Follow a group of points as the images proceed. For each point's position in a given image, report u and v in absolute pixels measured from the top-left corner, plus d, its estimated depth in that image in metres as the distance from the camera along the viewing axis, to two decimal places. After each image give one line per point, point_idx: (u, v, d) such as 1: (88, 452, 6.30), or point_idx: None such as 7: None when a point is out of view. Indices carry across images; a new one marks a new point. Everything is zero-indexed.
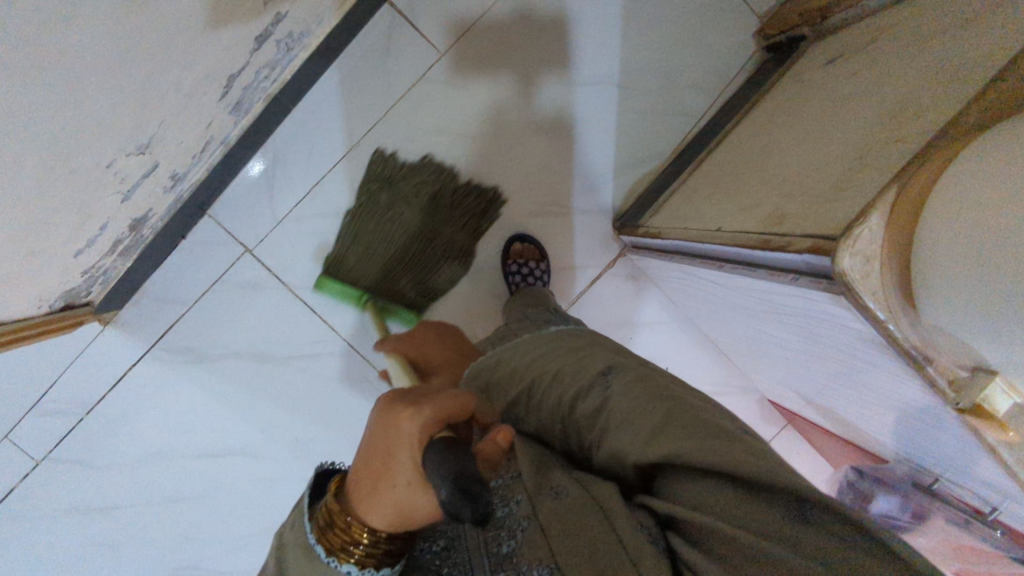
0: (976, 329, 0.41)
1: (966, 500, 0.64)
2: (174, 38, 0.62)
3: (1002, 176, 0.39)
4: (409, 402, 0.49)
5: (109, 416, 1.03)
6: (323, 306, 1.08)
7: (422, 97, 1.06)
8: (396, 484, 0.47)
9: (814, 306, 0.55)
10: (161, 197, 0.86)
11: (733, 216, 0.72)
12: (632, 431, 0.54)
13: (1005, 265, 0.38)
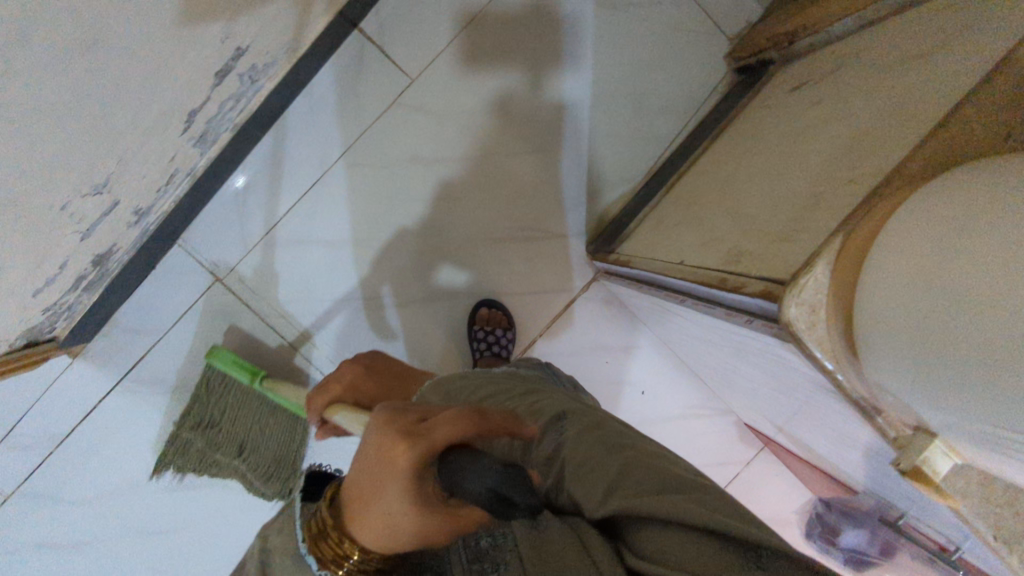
0: (916, 392, 0.40)
1: (931, 536, 0.63)
2: (127, 78, 0.61)
3: (945, 236, 0.38)
4: (409, 426, 0.40)
5: (79, 448, 1.02)
6: (296, 334, 1.07)
7: (394, 124, 1.06)
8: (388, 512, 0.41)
9: (767, 347, 0.55)
10: (125, 231, 0.85)
11: (694, 250, 0.72)
12: (590, 485, 0.51)
13: (940, 329, 0.36)
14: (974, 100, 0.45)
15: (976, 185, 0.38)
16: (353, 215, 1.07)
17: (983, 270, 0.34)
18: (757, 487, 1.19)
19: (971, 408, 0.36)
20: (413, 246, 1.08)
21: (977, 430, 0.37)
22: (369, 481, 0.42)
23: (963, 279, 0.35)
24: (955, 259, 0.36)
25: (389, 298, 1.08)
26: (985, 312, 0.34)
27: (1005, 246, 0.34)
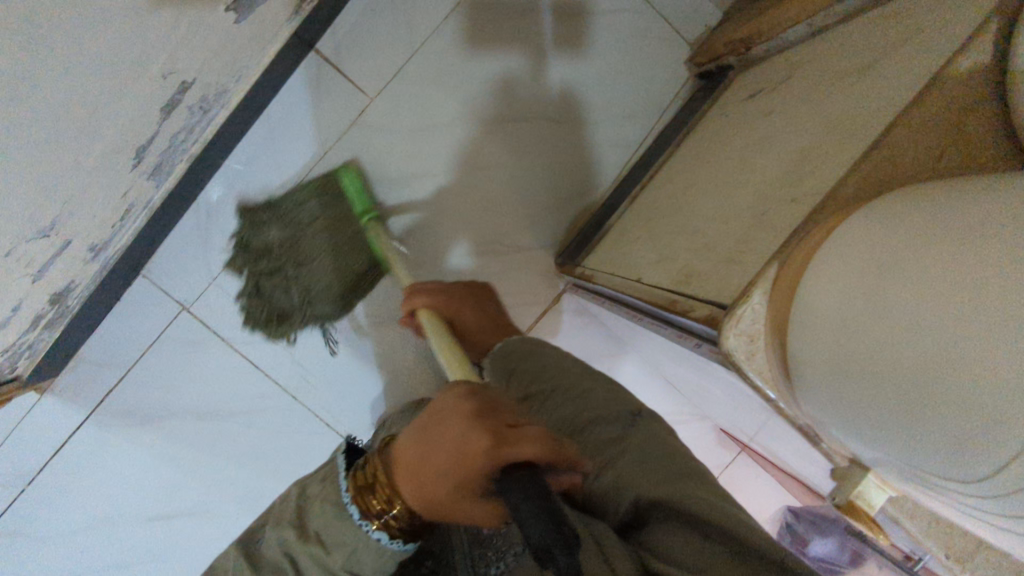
0: (840, 420, 0.41)
1: (897, 544, 0.66)
2: (66, 126, 0.61)
3: (882, 274, 0.38)
4: (496, 429, 0.44)
5: (50, 485, 1.01)
6: (266, 360, 1.06)
7: (356, 143, 1.04)
8: (445, 486, 0.46)
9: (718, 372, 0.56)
10: (83, 267, 0.84)
11: (649, 267, 0.72)
12: (644, 472, 0.55)
13: (876, 364, 0.37)
14: (904, 121, 0.47)
15: (903, 220, 0.40)
16: (319, 238, 1.05)
17: (923, 317, 0.35)
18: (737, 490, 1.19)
19: (916, 448, 0.36)
20: (382, 265, 1.07)
21: (901, 461, 0.38)
22: (433, 451, 0.46)
23: (887, 305, 0.37)
24: (898, 296, 0.37)
25: (359, 319, 1.07)
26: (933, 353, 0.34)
27: (937, 294, 0.34)
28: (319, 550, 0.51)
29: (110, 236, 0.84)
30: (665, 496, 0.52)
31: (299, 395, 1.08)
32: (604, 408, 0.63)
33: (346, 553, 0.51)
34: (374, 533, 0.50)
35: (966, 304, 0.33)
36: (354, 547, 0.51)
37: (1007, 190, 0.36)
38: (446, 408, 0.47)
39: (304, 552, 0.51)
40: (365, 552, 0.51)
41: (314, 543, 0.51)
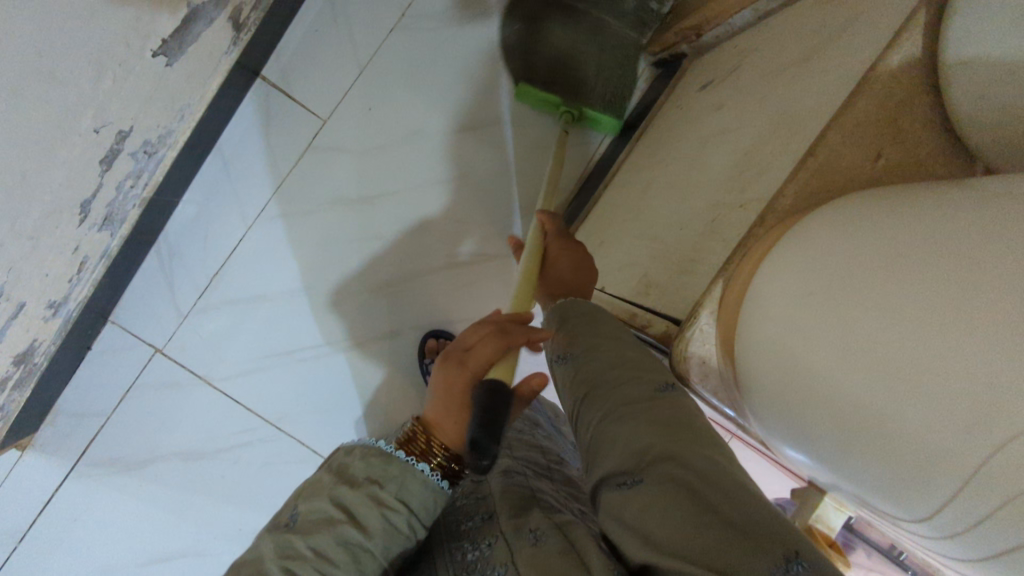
0: (794, 444, 0.40)
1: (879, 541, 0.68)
2: None
3: (817, 293, 0.38)
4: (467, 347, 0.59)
5: (39, 545, 0.99)
6: (246, 395, 1.04)
7: (314, 168, 1.03)
8: (455, 417, 0.55)
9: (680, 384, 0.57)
10: (45, 325, 0.83)
11: (610, 277, 0.72)
12: (646, 433, 0.45)
13: (816, 387, 0.36)
14: (837, 126, 0.47)
15: (837, 235, 0.39)
16: (285, 267, 1.03)
17: (853, 336, 0.34)
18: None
19: (855, 472, 0.36)
20: (354, 285, 1.05)
21: (857, 492, 0.37)
22: (438, 395, 0.56)
23: (818, 330, 0.37)
24: (832, 320, 0.36)
25: (337, 343, 1.06)
26: (867, 374, 0.33)
27: (874, 317, 0.34)
28: (371, 488, 0.51)
29: (70, 290, 0.83)
30: (672, 452, 0.43)
31: (282, 425, 1.05)
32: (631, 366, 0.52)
33: (399, 484, 0.52)
34: (421, 465, 0.53)
35: (896, 335, 0.32)
36: (405, 477, 0.52)
37: (935, 201, 0.35)
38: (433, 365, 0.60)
39: (357, 496, 0.50)
40: (413, 486, 0.52)
41: (366, 484, 0.51)
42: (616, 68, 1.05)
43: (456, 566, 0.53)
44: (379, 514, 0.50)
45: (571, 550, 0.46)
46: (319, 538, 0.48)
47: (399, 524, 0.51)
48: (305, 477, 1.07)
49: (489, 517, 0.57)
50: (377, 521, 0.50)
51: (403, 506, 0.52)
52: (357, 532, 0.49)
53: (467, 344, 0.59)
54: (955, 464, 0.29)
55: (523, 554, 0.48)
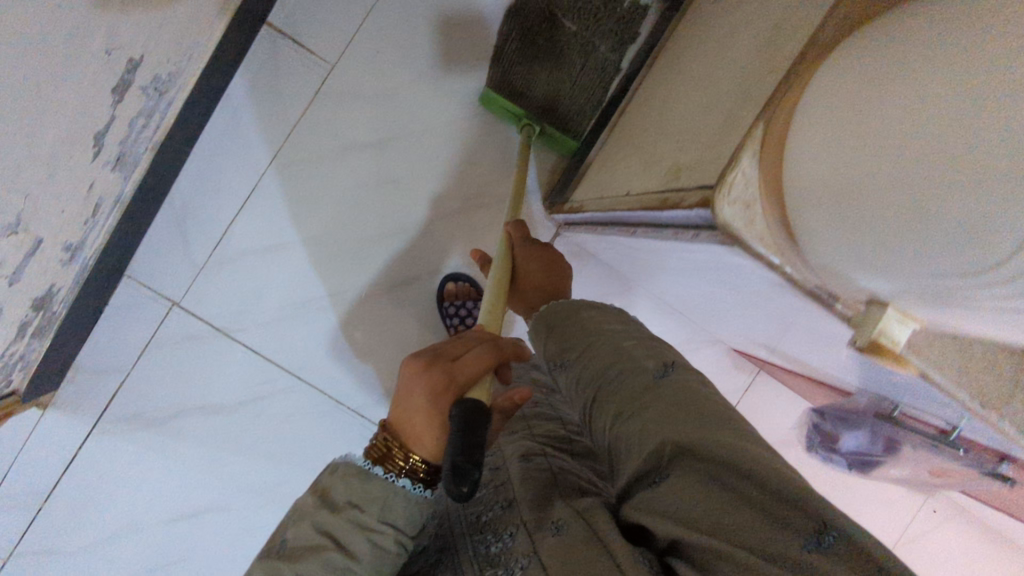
0: (850, 267, 0.38)
1: (928, 422, 0.63)
2: (23, 112, 0.59)
3: (866, 90, 0.36)
4: (448, 358, 0.55)
5: (66, 503, 0.99)
6: (265, 346, 1.03)
7: (323, 114, 1.02)
8: (433, 434, 0.53)
9: (712, 258, 0.55)
10: (62, 271, 0.82)
11: (634, 180, 0.70)
12: (654, 425, 0.47)
13: (865, 191, 0.34)
14: None
15: (881, 40, 0.37)
16: (299, 215, 1.02)
17: (903, 120, 0.32)
18: (761, 413, 1.16)
19: (916, 260, 0.33)
20: (368, 231, 1.04)
21: (920, 290, 0.35)
22: (411, 406, 0.54)
23: (871, 133, 0.34)
24: (887, 107, 0.33)
25: (354, 291, 1.05)
26: (917, 149, 0.31)
27: (922, 92, 0.31)
28: (353, 512, 0.54)
29: (85, 233, 0.82)
30: (681, 443, 0.44)
31: (303, 374, 1.05)
32: (627, 361, 0.55)
33: (380, 505, 0.54)
34: (402, 480, 0.54)
35: (951, 105, 0.30)
36: (386, 498, 0.54)
37: None
38: (405, 366, 0.56)
39: (339, 520, 0.54)
40: (396, 504, 0.55)
41: (347, 507, 0.55)
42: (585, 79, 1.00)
43: (482, 560, 0.55)
44: (362, 537, 0.54)
45: (592, 532, 0.47)
46: (304, 565, 0.52)
47: (386, 542, 0.55)
48: (328, 425, 1.06)
49: (508, 506, 0.58)
50: (361, 545, 0.53)
51: (387, 524, 0.55)
52: (342, 556, 0.53)
53: (455, 353, 0.56)
54: (1007, 233, 0.27)
55: (547, 544, 0.49)
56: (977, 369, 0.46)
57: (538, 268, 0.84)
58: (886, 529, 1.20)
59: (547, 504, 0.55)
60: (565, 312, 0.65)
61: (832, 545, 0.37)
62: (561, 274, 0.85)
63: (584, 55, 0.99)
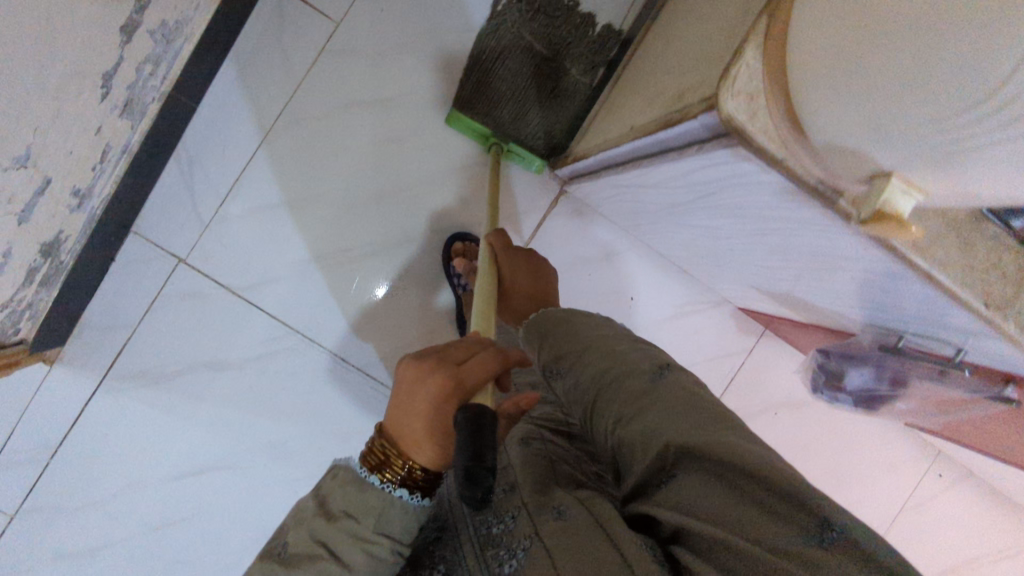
0: (860, 141, 0.38)
1: (931, 348, 0.64)
2: (36, 38, 0.59)
3: None
4: (451, 361, 0.52)
5: (73, 458, 0.99)
6: (270, 304, 1.03)
7: (326, 71, 1.02)
8: (434, 444, 0.51)
9: (717, 171, 0.54)
10: (70, 217, 0.83)
11: (636, 113, 0.70)
12: (668, 420, 0.47)
13: (863, 63, 0.35)
14: None
15: None
16: (304, 173, 1.03)
17: None
18: (765, 374, 1.17)
19: (918, 120, 0.33)
20: (371, 190, 1.05)
21: (927, 154, 0.35)
22: (412, 414, 0.51)
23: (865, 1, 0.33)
24: None
25: (359, 250, 1.05)
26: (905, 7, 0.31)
27: None
28: (348, 522, 0.52)
29: (93, 180, 0.83)
30: (696, 444, 0.44)
31: (308, 332, 1.05)
32: (630, 364, 0.55)
33: (377, 516, 0.52)
34: (398, 491, 0.52)
35: None
36: (384, 508, 0.52)
37: None
38: (404, 368, 0.53)
39: (334, 529, 0.52)
40: (393, 515, 0.52)
41: (343, 517, 0.52)
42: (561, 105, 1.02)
43: (481, 540, 0.52)
44: (358, 548, 0.51)
45: (597, 525, 0.46)
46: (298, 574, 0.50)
47: (382, 554, 0.52)
48: (332, 383, 1.06)
49: (508, 487, 0.55)
50: (356, 556, 0.51)
51: (383, 536, 0.52)
52: (335, 565, 0.51)
53: (460, 356, 0.53)
54: (1006, 63, 0.27)
55: (550, 531, 0.47)
56: (979, 268, 0.47)
57: (527, 277, 0.88)
58: (889, 490, 1.20)
59: (546, 488, 0.53)
60: (563, 320, 0.67)
61: (834, 542, 0.37)
62: (548, 283, 0.89)
63: (556, 82, 1.01)
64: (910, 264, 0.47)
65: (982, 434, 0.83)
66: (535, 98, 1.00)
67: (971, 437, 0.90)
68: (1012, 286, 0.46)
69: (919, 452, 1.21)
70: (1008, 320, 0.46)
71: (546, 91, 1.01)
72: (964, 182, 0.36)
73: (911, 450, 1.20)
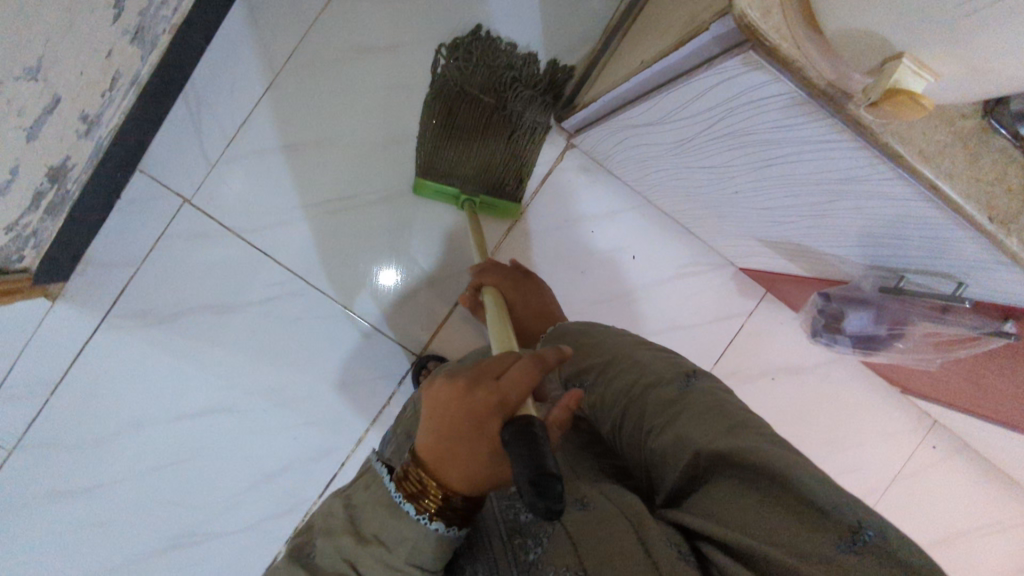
0: (872, 18, 0.38)
1: (929, 286, 0.65)
2: None
3: None
4: (490, 381, 0.53)
5: (72, 396, 1.00)
6: (273, 248, 1.03)
7: (336, 15, 1.02)
8: (475, 470, 0.50)
9: (727, 86, 0.55)
10: (78, 143, 0.84)
11: (648, 46, 0.69)
12: (702, 429, 0.56)
13: None
14: None
15: None
16: (313, 118, 1.03)
17: None
18: (765, 340, 1.17)
19: None
20: (378, 137, 1.05)
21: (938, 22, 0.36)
22: (451, 438, 0.51)
23: None
24: None
25: (363, 198, 1.05)
26: None
27: None
28: (380, 548, 0.52)
29: (101, 109, 0.85)
30: (716, 449, 0.52)
31: (311, 279, 1.05)
32: (660, 377, 0.66)
33: (409, 547, 0.51)
34: (434, 524, 0.50)
35: None
36: (417, 539, 0.51)
37: None
38: (443, 386, 0.54)
39: (365, 555, 0.52)
40: (427, 546, 0.51)
41: (374, 543, 0.52)
42: (525, 148, 0.97)
43: (509, 527, 0.54)
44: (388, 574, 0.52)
45: (632, 527, 0.51)
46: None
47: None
48: (333, 331, 1.06)
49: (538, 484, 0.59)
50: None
51: (415, 564, 0.52)
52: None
53: (498, 371, 0.54)
54: None
55: (580, 523, 0.52)
56: (986, 179, 0.47)
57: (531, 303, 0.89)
58: (886, 462, 1.20)
59: (574, 484, 0.58)
60: (593, 336, 0.78)
61: (864, 544, 0.43)
62: (549, 300, 0.92)
63: (515, 133, 0.94)
64: (915, 175, 0.48)
65: (979, 388, 0.84)
66: (495, 151, 0.95)
67: (971, 396, 0.90)
68: (1017, 201, 0.46)
69: (916, 424, 1.21)
70: (1014, 236, 0.46)
71: (505, 145, 0.95)
72: (967, 56, 0.37)
73: (909, 421, 1.20)
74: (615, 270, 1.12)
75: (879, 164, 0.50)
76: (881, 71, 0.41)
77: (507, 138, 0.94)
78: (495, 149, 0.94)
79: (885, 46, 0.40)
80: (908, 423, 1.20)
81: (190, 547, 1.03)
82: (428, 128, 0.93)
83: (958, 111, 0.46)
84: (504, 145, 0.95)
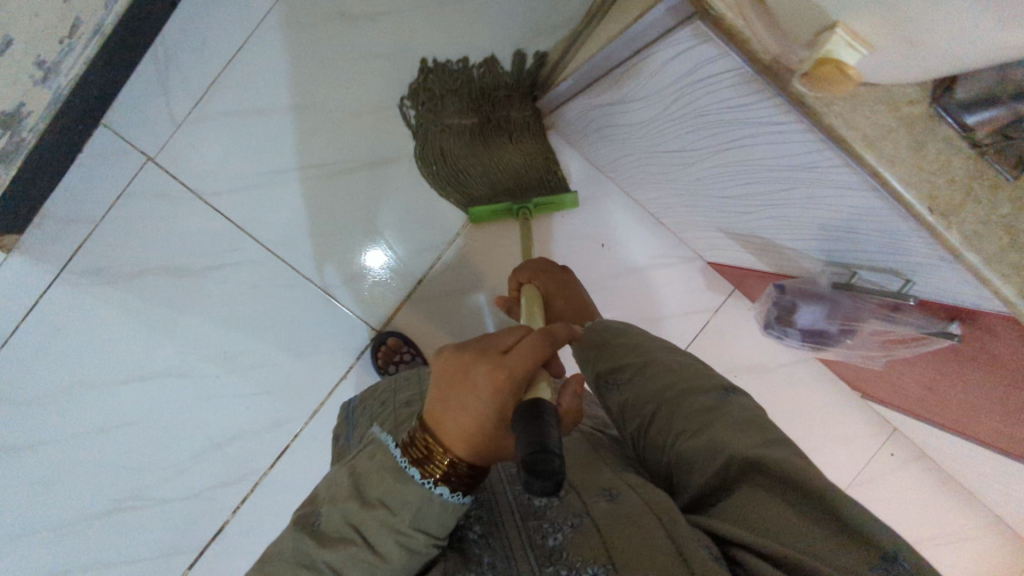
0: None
1: (881, 281, 0.59)
2: None
3: None
4: (498, 342, 0.42)
5: (18, 356, 0.93)
6: (235, 211, 0.97)
7: None
8: (484, 435, 0.38)
9: (686, 69, 0.52)
10: (34, 90, 0.78)
11: (607, 24, 0.66)
12: (742, 436, 0.49)
13: None
14: None
15: None
16: (287, 77, 0.98)
17: None
18: (728, 336, 1.10)
19: None
20: (352, 100, 0.99)
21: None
22: (454, 402, 0.39)
23: None
24: None
25: (334, 162, 0.99)
26: None
27: None
28: (384, 512, 0.39)
29: (60, 57, 0.80)
30: (757, 455, 0.46)
31: (275, 248, 0.98)
32: (698, 383, 0.58)
33: (415, 509, 0.38)
34: (438, 488, 0.38)
35: None
36: (419, 503, 0.38)
37: None
38: (440, 355, 0.42)
39: (369, 518, 0.39)
40: (431, 512, 0.38)
41: (376, 504, 0.39)
42: (534, 142, 0.96)
43: (524, 506, 0.43)
44: (391, 542, 0.38)
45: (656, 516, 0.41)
46: (330, 561, 0.39)
47: (418, 548, 0.39)
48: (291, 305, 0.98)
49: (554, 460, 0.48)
50: (391, 549, 0.38)
51: (420, 530, 0.39)
52: (367, 554, 0.38)
53: (504, 346, 0.41)
54: None
55: (605, 511, 0.41)
56: (928, 167, 0.40)
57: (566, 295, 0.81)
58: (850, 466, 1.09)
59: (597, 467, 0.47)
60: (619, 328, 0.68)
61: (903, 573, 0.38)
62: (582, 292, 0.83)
63: (521, 122, 0.95)
64: (858, 161, 0.42)
65: (919, 386, 0.78)
66: (512, 146, 0.94)
67: (910, 393, 0.84)
68: (960, 191, 0.40)
69: (894, 436, 1.09)
70: None
71: (519, 133, 0.94)
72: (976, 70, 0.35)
73: (884, 432, 1.09)
74: (576, 251, 1.07)
75: (826, 149, 0.45)
76: (815, 44, 0.36)
77: (518, 129, 0.95)
78: (512, 142, 0.94)
79: (814, 16, 0.34)
80: (880, 431, 1.09)
81: (122, 523, 0.94)
82: (440, 169, 0.95)
83: (903, 95, 0.40)
84: (519, 137, 0.94)
